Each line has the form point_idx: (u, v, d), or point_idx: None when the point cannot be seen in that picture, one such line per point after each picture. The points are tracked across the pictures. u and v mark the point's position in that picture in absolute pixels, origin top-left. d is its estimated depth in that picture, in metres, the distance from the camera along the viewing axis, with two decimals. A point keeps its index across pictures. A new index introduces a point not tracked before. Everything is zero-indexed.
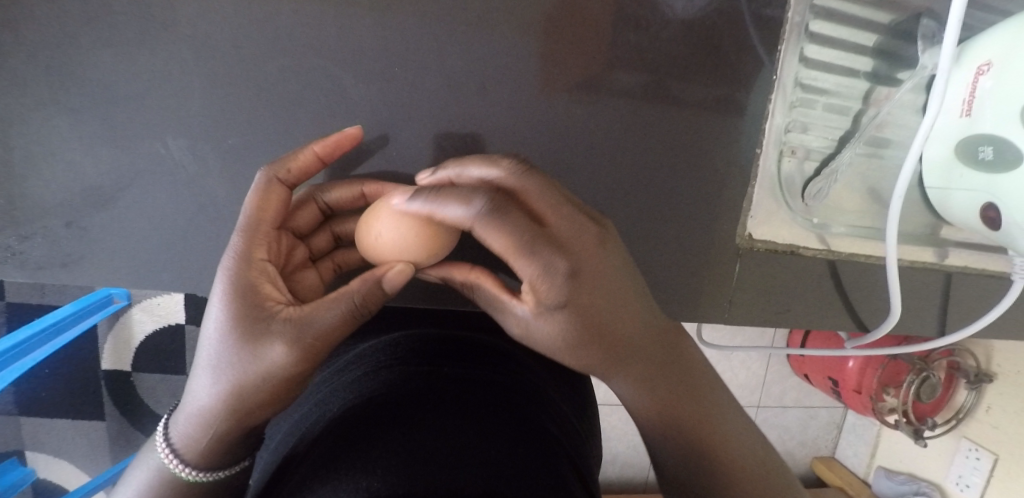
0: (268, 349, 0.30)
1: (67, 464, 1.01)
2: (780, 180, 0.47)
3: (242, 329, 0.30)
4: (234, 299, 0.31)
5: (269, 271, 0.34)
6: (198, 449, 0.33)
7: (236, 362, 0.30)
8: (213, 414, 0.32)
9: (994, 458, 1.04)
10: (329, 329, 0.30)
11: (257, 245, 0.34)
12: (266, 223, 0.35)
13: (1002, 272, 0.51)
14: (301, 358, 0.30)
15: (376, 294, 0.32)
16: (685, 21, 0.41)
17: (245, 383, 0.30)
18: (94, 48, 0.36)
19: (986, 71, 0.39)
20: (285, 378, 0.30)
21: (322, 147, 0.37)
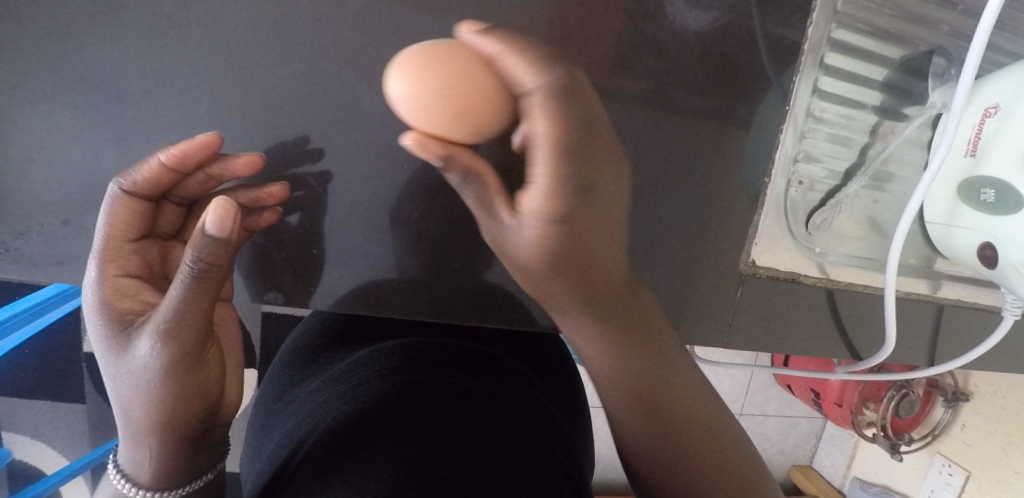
0: (139, 348, 0.32)
1: (46, 447, 1.00)
2: (786, 207, 0.47)
3: (115, 334, 0.34)
4: (103, 311, 0.34)
5: (129, 286, 0.36)
6: (143, 469, 0.36)
7: (122, 369, 0.33)
8: (135, 430, 0.35)
9: (966, 475, 1.07)
10: (178, 309, 0.31)
11: (113, 261, 0.36)
12: (121, 237, 0.37)
13: (993, 306, 0.52)
14: (174, 345, 0.32)
15: (213, 273, 0.30)
16: (701, 46, 0.41)
17: (139, 387, 0.33)
18: (101, 43, 0.35)
19: (993, 113, 0.40)
20: (170, 366, 0.32)
21: (168, 158, 0.35)
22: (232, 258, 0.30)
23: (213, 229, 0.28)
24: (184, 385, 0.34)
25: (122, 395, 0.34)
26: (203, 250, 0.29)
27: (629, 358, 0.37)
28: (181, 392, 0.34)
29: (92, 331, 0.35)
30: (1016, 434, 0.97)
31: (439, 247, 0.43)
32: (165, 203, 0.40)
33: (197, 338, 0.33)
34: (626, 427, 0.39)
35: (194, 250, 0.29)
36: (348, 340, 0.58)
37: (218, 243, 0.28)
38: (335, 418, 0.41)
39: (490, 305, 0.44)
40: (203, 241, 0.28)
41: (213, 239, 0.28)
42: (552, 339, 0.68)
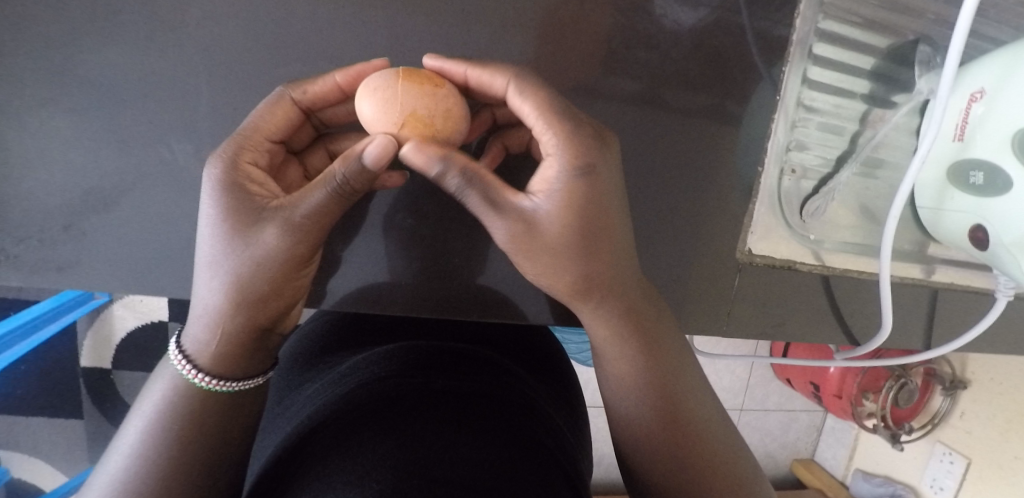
0: (264, 235, 0.31)
1: (44, 463, 0.99)
2: (779, 195, 0.48)
3: (238, 215, 0.31)
4: (224, 196, 0.32)
5: (255, 173, 0.34)
6: (210, 350, 0.34)
7: (240, 253, 0.31)
8: (217, 310, 0.33)
9: (967, 462, 1.07)
10: (317, 211, 0.31)
11: (247, 150, 0.34)
12: (261, 131, 0.35)
13: (986, 288, 0.52)
14: (297, 242, 0.32)
15: (360, 175, 0.31)
16: (693, 38, 0.42)
17: (243, 271, 0.32)
18: (100, 48, 0.36)
19: (979, 98, 0.41)
20: (285, 259, 0.32)
21: (346, 78, 0.36)
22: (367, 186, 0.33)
23: (370, 161, 0.31)
24: (279, 278, 0.33)
25: (217, 274, 0.32)
26: (352, 172, 0.31)
27: (631, 353, 0.37)
28: (275, 284, 0.33)
29: (202, 207, 0.32)
30: (1014, 420, 0.98)
31: (440, 247, 0.43)
32: (304, 124, 0.39)
33: (314, 242, 0.33)
34: (631, 428, 0.37)
35: (342, 167, 0.31)
36: (346, 345, 0.59)
37: (369, 171, 0.31)
38: (336, 418, 0.42)
39: (491, 300, 0.44)
40: (356, 165, 0.30)
41: (368, 165, 0.31)
42: (548, 340, 0.69)
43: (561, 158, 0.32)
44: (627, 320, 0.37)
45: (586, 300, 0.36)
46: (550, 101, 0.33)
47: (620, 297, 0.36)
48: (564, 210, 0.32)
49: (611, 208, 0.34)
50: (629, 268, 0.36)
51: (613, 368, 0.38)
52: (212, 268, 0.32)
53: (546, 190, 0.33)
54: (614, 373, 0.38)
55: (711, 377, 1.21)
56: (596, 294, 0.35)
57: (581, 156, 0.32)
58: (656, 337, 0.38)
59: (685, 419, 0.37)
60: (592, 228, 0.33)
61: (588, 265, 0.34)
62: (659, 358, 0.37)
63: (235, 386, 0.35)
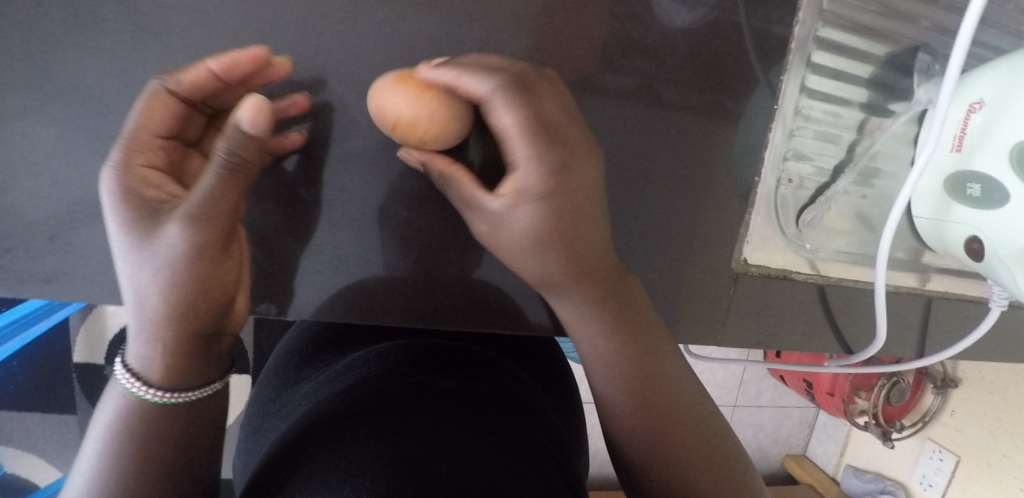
0: (166, 233, 0.29)
1: (37, 460, 0.98)
2: (776, 204, 0.48)
3: (137, 221, 0.30)
4: (121, 200, 0.30)
5: (153, 177, 0.32)
6: (154, 363, 0.32)
7: (150, 259, 0.29)
8: (148, 320, 0.31)
9: (956, 460, 1.09)
10: (214, 199, 0.29)
11: (142, 154, 0.32)
12: (149, 130, 0.33)
13: (979, 297, 0.52)
14: (205, 234, 0.29)
15: (249, 144, 0.29)
16: (690, 46, 0.42)
17: (161, 277, 0.30)
18: (82, 54, 0.35)
19: (978, 109, 0.40)
20: (196, 254, 0.29)
21: (220, 65, 0.33)
22: (260, 161, 0.30)
23: (251, 127, 0.28)
24: (202, 274, 0.30)
25: (137, 282, 0.30)
26: (237, 146, 0.28)
27: (619, 352, 0.37)
28: (200, 281, 0.30)
29: (107, 219, 0.31)
30: (1004, 419, 1.00)
31: (433, 255, 0.43)
32: (192, 112, 0.36)
33: (225, 230, 0.30)
34: (621, 426, 0.38)
35: (223, 146, 0.28)
36: (341, 343, 0.59)
37: (253, 140, 0.29)
38: (329, 418, 0.42)
39: (485, 308, 0.44)
40: (239, 136, 0.28)
41: (249, 136, 0.29)
42: (546, 342, 0.69)
43: (531, 170, 0.31)
44: (608, 316, 0.37)
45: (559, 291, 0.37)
46: (524, 110, 0.31)
47: (609, 296, 0.37)
48: (531, 216, 0.32)
49: (580, 206, 0.33)
50: (599, 254, 0.35)
51: (592, 372, 0.39)
52: (129, 281, 0.30)
53: (516, 197, 0.32)
54: (598, 378, 0.38)
55: (705, 374, 1.21)
56: (565, 282, 0.36)
57: (546, 162, 0.31)
58: (643, 336, 0.38)
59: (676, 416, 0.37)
60: (570, 231, 0.33)
61: (568, 259, 0.34)
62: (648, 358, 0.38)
63: (189, 395, 0.34)
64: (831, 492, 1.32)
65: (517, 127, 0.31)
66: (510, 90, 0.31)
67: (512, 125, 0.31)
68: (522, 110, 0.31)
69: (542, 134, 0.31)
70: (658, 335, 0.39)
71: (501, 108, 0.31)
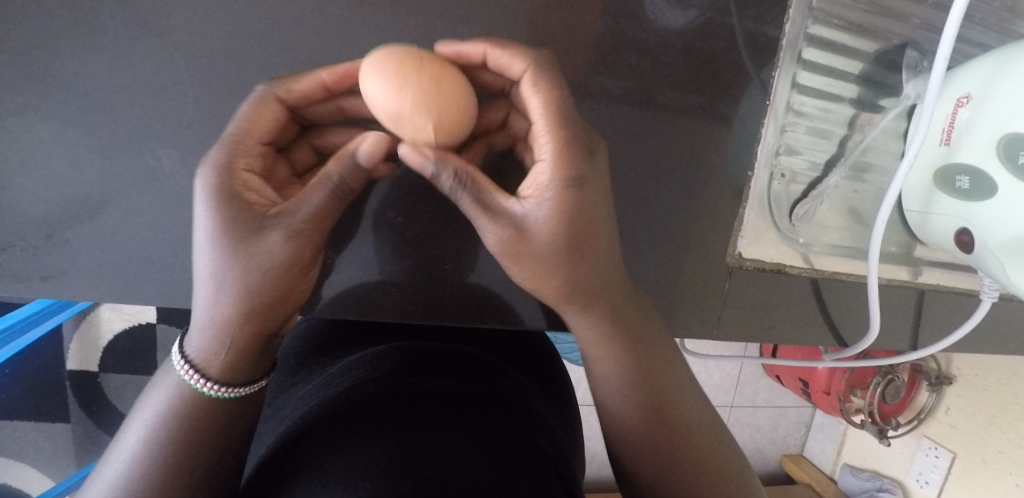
0: (269, 240, 0.31)
1: (30, 469, 0.97)
2: (769, 199, 0.48)
3: (235, 227, 0.31)
4: (218, 205, 0.31)
5: (253, 181, 0.33)
6: (218, 359, 0.34)
7: (245, 262, 0.31)
8: (222, 319, 0.33)
9: (952, 456, 1.09)
10: (319, 213, 0.32)
11: (242, 157, 0.34)
12: (252, 137, 0.34)
13: (970, 289, 0.53)
14: (301, 245, 0.32)
15: (359, 171, 0.31)
16: (683, 42, 0.42)
17: (248, 280, 0.32)
18: (80, 52, 0.35)
19: (965, 103, 0.41)
20: (291, 264, 0.32)
21: (333, 76, 0.35)
22: (363, 183, 0.33)
23: (365, 155, 0.31)
24: (284, 284, 0.33)
25: (221, 281, 0.32)
26: (347, 170, 0.31)
27: (620, 356, 0.39)
28: (281, 287, 0.33)
29: (196, 217, 0.32)
30: (998, 415, 1.00)
31: (431, 251, 0.43)
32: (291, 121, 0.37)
33: (315, 245, 0.33)
34: (619, 418, 0.39)
35: (335, 168, 0.31)
36: (337, 346, 0.59)
37: (361, 167, 0.31)
38: (327, 419, 0.42)
39: (483, 305, 0.44)
40: (351, 163, 0.31)
41: (362, 162, 0.31)
42: (541, 343, 0.69)
43: (546, 164, 0.33)
44: (618, 321, 0.38)
45: (574, 301, 0.37)
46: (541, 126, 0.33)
47: (603, 298, 0.37)
48: (546, 208, 0.33)
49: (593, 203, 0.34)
50: (606, 258, 0.36)
51: (607, 375, 0.39)
52: (211, 281, 0.32)
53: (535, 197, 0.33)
54: (602, 380, 0.39)
55: (702, 375, 1.22)
56: (580, 291, 0.36)
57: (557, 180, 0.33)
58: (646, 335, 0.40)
59: (675, 411, 0.39)
60: (579, 227, 0.33)
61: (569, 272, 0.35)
62: (653, 366, 0.39)
63: (243, 390, 0.36)
64: (829, 491, 1.32)
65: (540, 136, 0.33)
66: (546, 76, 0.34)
67: (535, 110, 0.33)
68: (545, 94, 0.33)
69: (579, 135, 0.34)
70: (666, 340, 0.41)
71: (530, 91, 0.34)
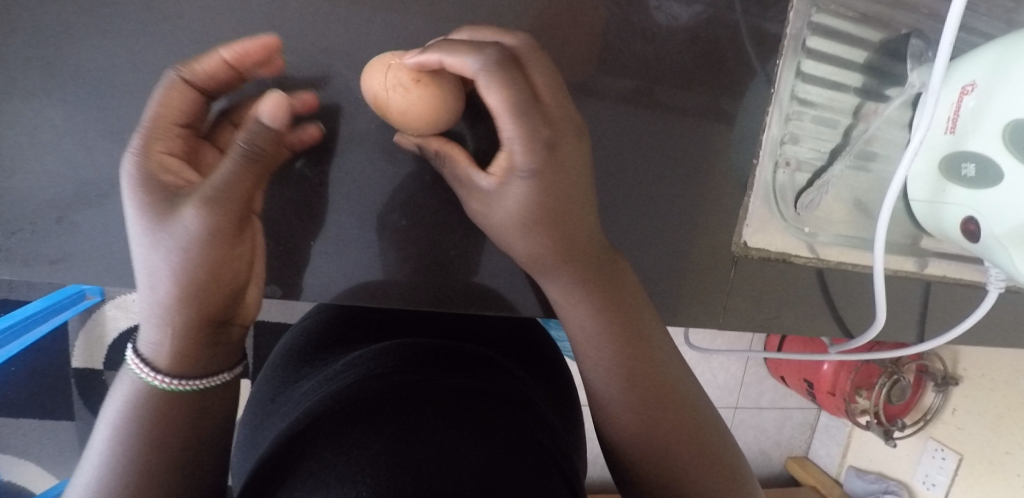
0: (184, 217, 0.29)
1: (35, 467, 0.98)
2: (774, 189, 0.48)
3: (156, 205, 0.30)
4: (139, 187, 0.30)
5: (171, 162, 0.32)
6: (163, 349, 0.32)
7: (169, 239, 0.29)
8: (162, 306, 0.31)
9: (959, 458, 1.08)
10: (231, 181, 0.29)
11: (159, 140, 0.32)
12: (168, 120, 0.33)
13: (977, 281, 0.53)
14: (220, 218, 0.29)
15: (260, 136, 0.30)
16: (688, 31, 0.42)
17: (176, 265, 0.29)
18: (91, 37, 0.35)
19: (970, 91, 0.41)
20: (215, 240, 0.29)
21: (234, 54, 0.34)
22: (276, 150, 0.31)
23: (269, 119, 0.30)
24: (213, 261, 0.30)
25: (152, 267, 0.30)
26: (258, 138, 0.30)
27: (618, 351, 0.38)
28: (213, 267, 0.30)
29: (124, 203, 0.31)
30: (1005, 416, 1.00)
31: (437, 239, 0.43)
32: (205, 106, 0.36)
33: (241, 216, 0.30)
34: (619, 430, 0.39)
35: (243, 136, 0.29)
36: (341, 342, 0.59)
37: (270, 132, 0.30)
38: (331, 414, 0.42)
39: (487, 292, 0.44)
40: (257, 129, 0.30)
41: (266, 130, 0.30)
42: (543, 341, 0.69)
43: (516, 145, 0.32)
44: (606, 309, 0.38)
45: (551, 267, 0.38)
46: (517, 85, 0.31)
47: (575, 262, 0.37)
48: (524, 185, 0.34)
49: (575, 186, 0.35)
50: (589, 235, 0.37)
51: (591, 366, 0.39)
52: (144, 267, 0.30)
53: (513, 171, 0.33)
54: (593, 374, 0.39)
55: (705, 375, 1.21)
56: (564, 273, 0.37)
57: (535, 141, 0.32)
58: (638, 327, 0.39)
59: (678, 413, 0.38)
60: (557, 206, 0.35)
61: (556, 244, 0.36)
62: (645, 360, 0.38)
63: (200, 384, 0.34)
64: (834, 493, 1.31)
65: (505, 106, 0.31)
66: (537, 57, 0.34)
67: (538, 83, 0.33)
68: (538, 77, 0.33)
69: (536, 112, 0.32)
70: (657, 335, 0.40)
71: (489, 86, 0.31)
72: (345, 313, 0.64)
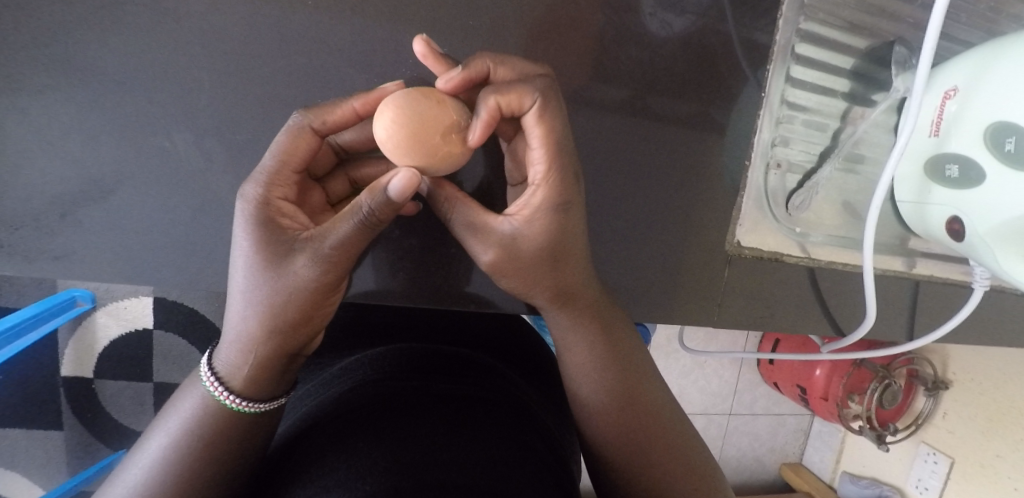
0: (297, 266, 0.32)
1: (20, 477, 0.96)
2: (766, 192, 0.50)
3: (270, 247, 0.32)
4: (257, 227, 0.33)
5: (287, 206, 0.35)
6: (241, 375, 0.35)
7: (276, 282, 0.32)
8: (253, 337, 0.34)
9: (950, 462, 1.09)
10: (347, 243, 0.31)
11: (277, 182, 0.35)
12: (289, 165, 0.35)
13: (962, 280, 0.55)
14: (327, 270, 0.32)
15: (392, 208, 0.31)
16: (682, 37, 0.44)
17: (281, 303, 0.32)
18: (98, 38, 0.36)
19: (952, 95, 0.43)
20: (318, 288, 0.32)
21: (364, 105, 0.36)
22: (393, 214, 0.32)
23: (396, 193, 0.30)
24: (309, 307, 0.33)
25: (255, 304, 0.33)
26: (381, 203, 0.30)
27: (592, 361, 0.40)
28: (307, 313, 0.33)
29: (236, 238, 0.33)
30: (995, 419, 1.01)
31: (437, 238, 0.44)
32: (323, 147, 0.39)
33: (343, 268, 0.33)
34: (599, 439, 0.41)
35: (369, 199, 0.30)
36: (337, 347, 0.59)
37: (394, 203, 0.30)
38: (331, 419, 0.42)
39: (488, 291, 0.45)
40: (383, 198, 0.30)
41: (393, 199, 0.30)
42: (539, 344, 0.69)
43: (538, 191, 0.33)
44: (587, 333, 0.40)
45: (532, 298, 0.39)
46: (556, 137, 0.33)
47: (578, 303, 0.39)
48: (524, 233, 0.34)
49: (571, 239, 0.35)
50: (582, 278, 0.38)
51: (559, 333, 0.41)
52: (250, 303, 0.33)
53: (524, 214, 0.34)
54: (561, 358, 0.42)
55: (699, 382, 1.22)
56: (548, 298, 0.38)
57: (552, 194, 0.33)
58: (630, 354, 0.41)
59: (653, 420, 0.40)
60: (558, 248, 0.35)
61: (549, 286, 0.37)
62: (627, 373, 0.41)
63: (253, 406, 0.36)
64: None
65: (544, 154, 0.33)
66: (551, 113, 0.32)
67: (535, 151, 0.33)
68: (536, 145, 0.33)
69: (569, 162, 0.34)
70: (631, 343, 0.42)
71: (533, 125, 0.33)
72: (343, 316, 0.65)
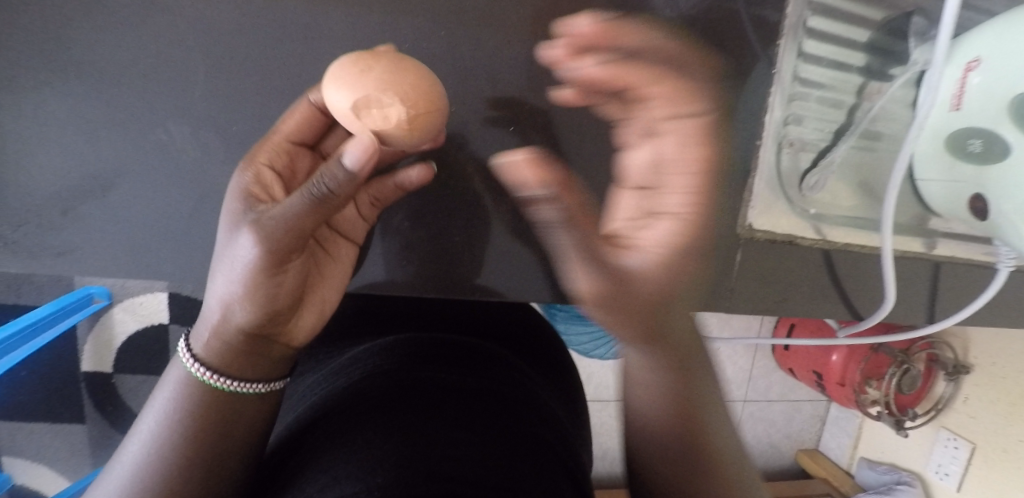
0: (245, 237, 0.32)
1: (46, 469, 0.99)
2: (779, 173, 0.48)
3: (235, 217, 0.33)
4: (235, 196, 0.34)
5: (267, 177, 0.36)
6: (214, 352, 0.35)
7: (233, 252, 0.32)
8: (221, 313, 0.34)
9: (971, 447, 1.07)
10: (293, 218, 0.31)
11: (267, 153, 0.36)
12: (282, 135, 0.37)
13: (986, 261, 0.52)
14: (271, 243, 0.31)
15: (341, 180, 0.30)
16: (688, 14, 0.42)
17: (238, 277, 0.32)
18: (93, 31, 0.36)
19: (975, 66, 0.40)
20: (264, 264, 0.32)
21: None
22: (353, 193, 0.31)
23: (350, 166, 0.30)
24: (264, 283, 0.32)
25: (220, 273, 0.33)
26: (333, 177, 0.30)
27: None
28: (265, 289, 0.33)
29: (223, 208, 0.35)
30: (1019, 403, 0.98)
31: (439, 227, 0.43)
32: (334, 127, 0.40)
33: (292, 244, 0.32)
34: None
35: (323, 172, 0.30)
36: (348, 335, 0.59)
37: (348, 175, 0.29)
38: (337, 410, 0.42)
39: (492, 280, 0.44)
40: (338, 170, 0.30)
41: (345, 171, 0.29)
42: (547, 333, 0.68)
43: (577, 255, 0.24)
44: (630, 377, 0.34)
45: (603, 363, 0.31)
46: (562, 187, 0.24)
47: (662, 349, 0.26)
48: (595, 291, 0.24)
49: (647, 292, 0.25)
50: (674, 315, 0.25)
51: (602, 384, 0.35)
52: (218, 273, 0.33)
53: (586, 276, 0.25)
54: None
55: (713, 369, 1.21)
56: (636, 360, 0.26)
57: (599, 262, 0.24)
58: None
59: None
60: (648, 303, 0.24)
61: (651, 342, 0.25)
62: None
63: (245, 387, 0.36)
64: (846, 485, 1.29)
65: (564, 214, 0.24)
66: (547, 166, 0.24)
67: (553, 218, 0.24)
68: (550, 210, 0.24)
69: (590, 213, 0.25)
70: None
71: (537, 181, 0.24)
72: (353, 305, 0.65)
